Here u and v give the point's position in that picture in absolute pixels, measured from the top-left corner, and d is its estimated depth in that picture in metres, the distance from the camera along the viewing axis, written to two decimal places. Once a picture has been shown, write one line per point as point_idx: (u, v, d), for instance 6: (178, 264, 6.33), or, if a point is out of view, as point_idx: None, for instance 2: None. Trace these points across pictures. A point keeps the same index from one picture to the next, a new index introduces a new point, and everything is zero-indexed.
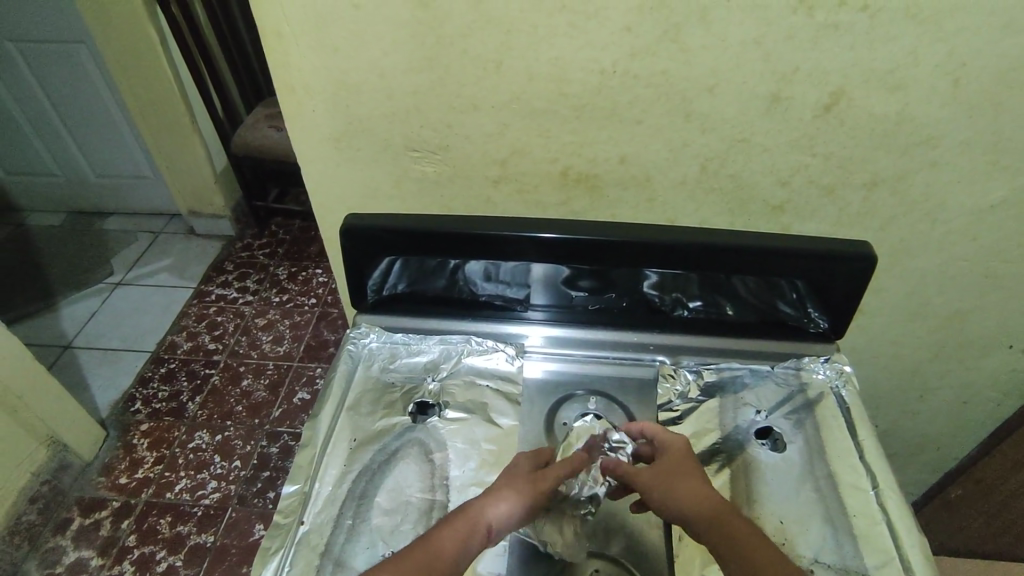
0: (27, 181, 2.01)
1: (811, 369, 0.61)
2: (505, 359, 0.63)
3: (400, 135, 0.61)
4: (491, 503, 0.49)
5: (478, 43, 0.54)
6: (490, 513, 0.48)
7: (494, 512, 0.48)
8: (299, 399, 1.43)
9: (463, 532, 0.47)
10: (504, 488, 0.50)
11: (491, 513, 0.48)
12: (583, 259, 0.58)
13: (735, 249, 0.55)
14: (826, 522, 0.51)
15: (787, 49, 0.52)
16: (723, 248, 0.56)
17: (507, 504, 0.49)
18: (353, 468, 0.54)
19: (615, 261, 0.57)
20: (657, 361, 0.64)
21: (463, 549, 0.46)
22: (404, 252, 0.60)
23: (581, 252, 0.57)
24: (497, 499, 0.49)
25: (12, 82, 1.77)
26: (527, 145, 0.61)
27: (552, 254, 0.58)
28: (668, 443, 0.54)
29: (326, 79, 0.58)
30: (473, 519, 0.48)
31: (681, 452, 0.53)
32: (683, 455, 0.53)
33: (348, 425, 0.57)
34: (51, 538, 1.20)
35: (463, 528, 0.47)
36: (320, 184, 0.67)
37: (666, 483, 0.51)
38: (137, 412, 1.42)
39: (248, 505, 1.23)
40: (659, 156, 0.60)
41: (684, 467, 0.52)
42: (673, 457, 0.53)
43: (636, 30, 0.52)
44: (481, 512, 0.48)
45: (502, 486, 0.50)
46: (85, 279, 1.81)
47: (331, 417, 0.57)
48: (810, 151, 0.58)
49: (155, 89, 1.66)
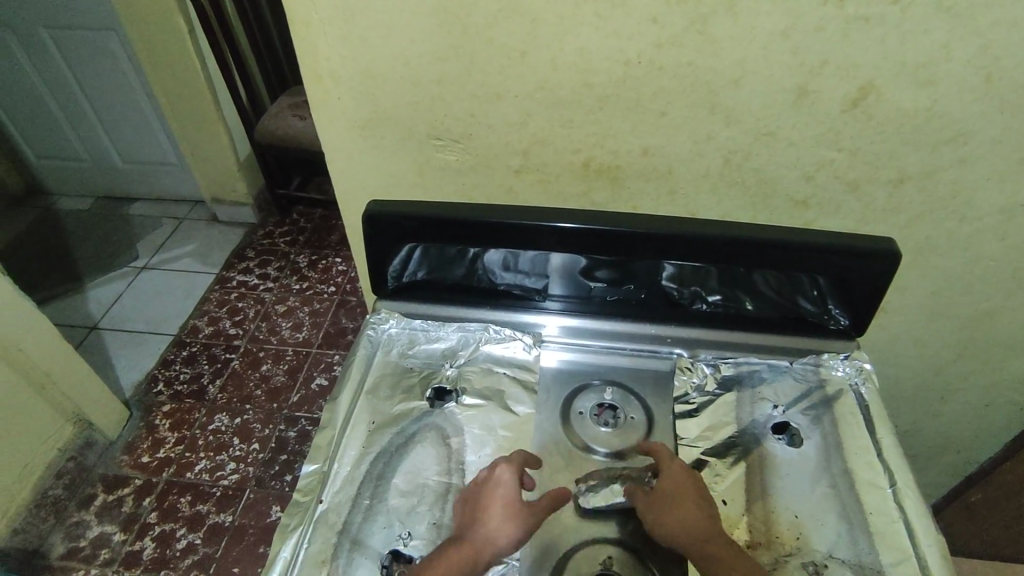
0: (58, 165, 2.06)
1: (830, 365, 0.60)
2: (523, 348, 0.63)
3: (424, 123, 0.62)
4: (498, 541, 0.48)
5: (505, 32, 0.54)
6: (496, 549, 0.48)
7: (493, 540, 0.48)
8: (317, 385, 1.45)
9: (460, 563, 0.47)
10: (495, 517, 0.49)
11: (498, 548, 0.48)
12: (600, 249, 0.59)
13: (751, 242, 0.56)
14: (841, 518, 0.51)
15: (815, 42, 0.51)
16: (739, 241, 0.56)
17: (513, 537, 0.49)
18: (372, 445, 0.55)
19: (629, 251, 0.59)
20: (674, 354, 0.64)
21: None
22: (427, 238, 0.62)
23: (597, 243, 0.59)
24: (501, 535, 0.49)
25: (46, 68, 1.81)
26: (550, 135, 0.61)
27: (568, 244, 0.59)
28: (662, 458, 0.53)
29: (353, 66, 0.58)
30: (472, 551, 0.48)
31: (681, 470, 0.52)
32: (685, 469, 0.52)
33: (367, 412, 0.58)
34: (76, 512, 1.23)
35: (460, 559, 0.47)
36: (344, 171, 0.67)
37: (664, 506, 0.50)
38: (160, 394, 1.45)
39: (266, 487, 1.26)
40: (682, 148, 0.60)
41: (685, 480, 0.51)
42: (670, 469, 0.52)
43: (662, 21, 0.52)
44: (488, 547, 0.48)
45: (501, 519, 0.49)
46: (111, 263, 1.84)
47: (349, 404, 0.58)
48: (836, 146, 0.58)
49: (182, 76, 1.67)
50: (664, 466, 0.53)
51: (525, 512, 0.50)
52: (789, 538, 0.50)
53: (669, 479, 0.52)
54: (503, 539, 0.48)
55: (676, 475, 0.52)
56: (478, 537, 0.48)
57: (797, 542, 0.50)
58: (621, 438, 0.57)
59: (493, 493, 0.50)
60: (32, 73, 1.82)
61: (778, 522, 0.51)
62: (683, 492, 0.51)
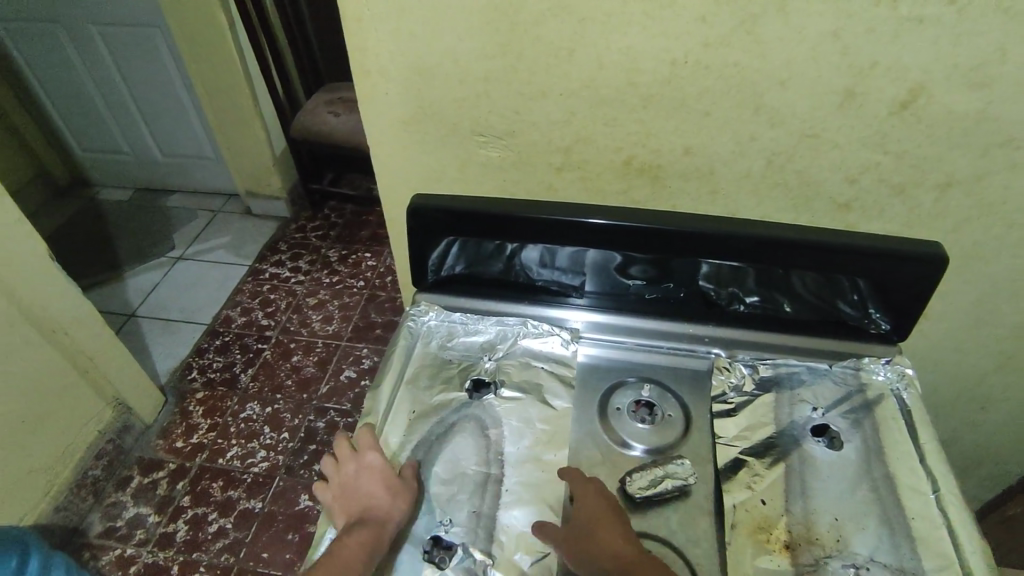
0: (100, 157, 2.12)
1: (871, 369, 0.60)
2: (561, 343, 0.64)
3: (469, 120, 0.63)
4: (383, 507, 0.52)
5: (553, 30, 0.54)
6: (383, 515, 0.51)
7: (391, 511, 0.51)
8: (347, 376, 1.47)
9: (365, 539, 0.50)
10: (379, 494, 0.52)
11: (385, 515, 0.51)
12: (639, 247, 0.60)
13: (790, 244, 0.56)
14: (883, 521, 0.51)
15: (866, 43, 0.51)
16: (777, 242, 0.56)
17: (395, 502, 0.52)
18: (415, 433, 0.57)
19: (668, 249, 0.59)
20: (712, 354, 0.64)
21: (370, 552, 0.49)
22: (465, 232, 0.63)
23: (636, 240, 0.60)
24: (383, 503, 0.52)
25: (92, 62, 1.86)
26: (593, 133, 0.61)
27: (604, 241, 0.60)
28: (579, 489, 0.52)
29: (402, 62, 0.59)
30: (375, 528, 0.50)
31: (595, 499, 0.51)
32: (599, 498, 0.51)
33: (408, 401, 0.59)
34: (113, 493, 1.27)
35: (366, 536, 0.50)
36: (388, 165, 0.69)
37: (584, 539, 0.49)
38: (194, 381, 1.49)
39: (295, 475, 1.28)
40: (724, 148, 0.60)
41: (599, 507, 0.51)
42: (586, 499, 0.51)
43: (710, 21, 0.52)
44: (376, 516, 0.51)
45: (379, 491, 0.52)
46: (149, 253, 1.89)
47: (391, 392, 0.59)
48: (881, 149, 0.57)
49: (222, 72, 1.71)
50: (580, 497, 0.51)
51: (402, 481, 0.53)
52: (829, 540, 0.50)
53: (586, 508, 0.51)
54: (400, 506, 0.52)
55: (591, 504, 0.51)
56: (375, 513, 0.51)
57: (837, 544, 0.50)
58: (659, 436, 0.57)
59: (367, 475, 0.53)
60: (79, 66, 1.88)
61: (817, 524, 0.51)
62: (601, 521, 0.50)
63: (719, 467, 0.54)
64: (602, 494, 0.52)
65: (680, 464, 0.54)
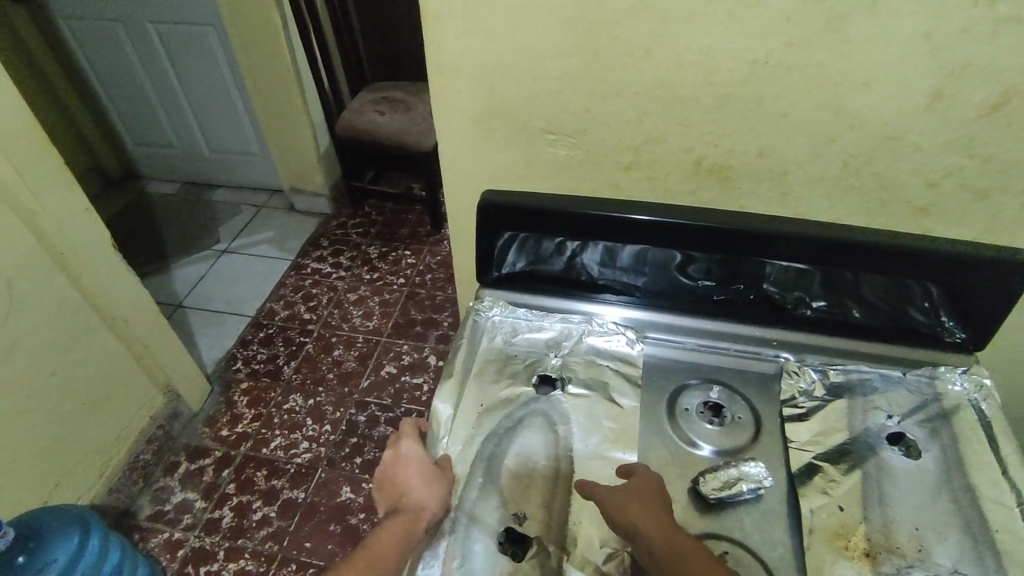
0: (151, 151, 2.18)
1: (947, 379, 0.59)
2: (626, 342, 0.64)
3: (540, 117, 0.62)
4: (415, 494, 0.52)
5: (633, 28, 0.54)
6: (416, 502, 0.51)
7: (425, 500, 0.51)
8: (387, 372, 1.49)
9: (402, 528, 0.50)
10: (416, 483, 0.52)
11: (418, 501, 0.51)
12: (702, 245, 0.60)
13: (861, 245, 0.56)
14: (965, 534, 0.49)
15: (959, 44, 0.49)
16: (847, 243, 0.56)
17: (427, 489, 0.52)
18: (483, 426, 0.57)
19: (731, 248, 0.59)
20: (780, 358, 0.63)
21: (406, 541, 0.49)
22: (529, 229, 0.63)
23: (697, 239, 0.59)
24: (416, 491, 0.52)
25: (147, 59, 1.92)
26: (665, 133, 0.61)
27: (665, 238, 0.60)
28: (634, 466, 0.53)
29: (477, 60, 0.59)
30: (409, 516, 0.50)
31: (647, 476, 0.52)
32: (653, 477, 0.52)
33: (479, 394, 0.59)
34: (161, 478, 1.31)
35: (401, 524, 0.50)
36: (454, 162, 0.69)
37: (624, 503, 0.50)
38: (238, 371, 1.52)
39: (337, 467, 1.30)
40: (800, 151, 0.59)
41: (649, 483, 0.51)
42: (638, 474, 0.52)
43: (796, 20, 0.51)
44: (409, 504, 0.51)
45: (412, 480, 0.53)
46: (195, 245, 1.94)
47: (457, 387, 0.60)
48: (967, 152, 0.55)
49: (271, 71, 1.74)
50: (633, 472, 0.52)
51: (439, 473, 0.53)
52: (909, 550, 0.49)
53: (636, 480, 0.52)
54: (434, 495, 0.51)
55: (642, 479, 0.52)
56: (408, 502, 0.51)
57: (918, 554, 0.48)
58: (729, 437, 0.57)
59: (403, 465, 0.54)
60: (135, 63, 1.94)
61: (897, 533, 0.50)
62: (647, 494, 0.50)
63: (793, 470, 0.54)
64: (655, 475, 0.52)
65: (751, 466, 0.54)
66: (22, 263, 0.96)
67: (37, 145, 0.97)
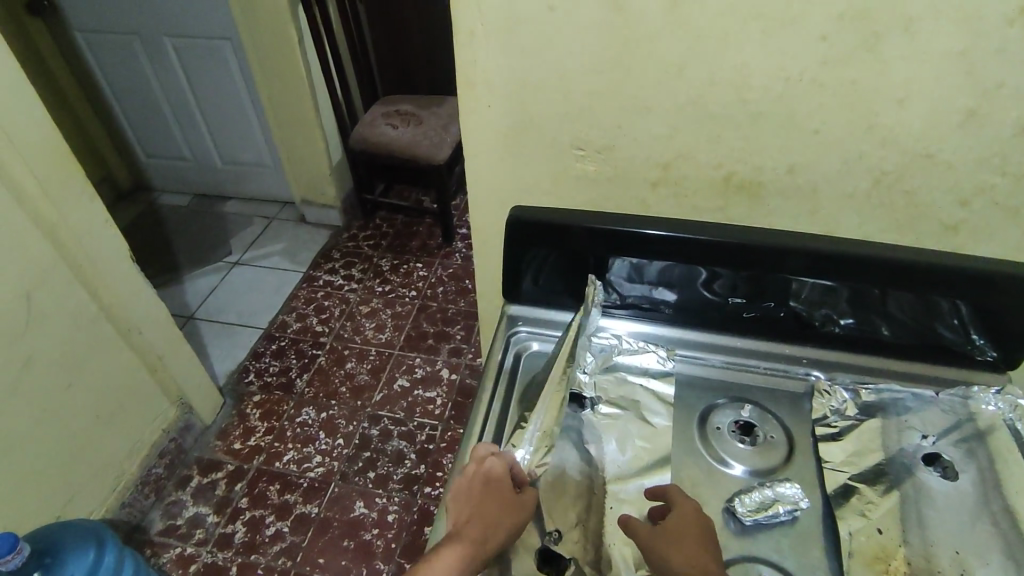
0: (163, 162, 2.19)
1: (980, 400, 0.57)
2: (656, 359, 0.63)
3: (569, 133, 0.62)
4: (491, 517, 0.51)
5: (667, 45, 0.54)
6: (489, 524, 0.50)
7: (501, 526, 0.50)
8: (400, 386, 1.49)
9: (464, 552, 0.49)
10: (488, 506, 0.51)
11: (491, 524, 0.50)
12: (722, 261, 0.59)
13: (882, 262, 0.55)
14: (1008, 559, 0.49)
15: (995, 63, 0.49)
16: (865, 258, 0.56)
17: (501, 514, 0.51)
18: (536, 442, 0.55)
19: (751, 265, 0.59)
20: (812, 376, 0.64)
21: (465, 567, 0.48)
22: (552, 244, 0.64)
23: (717, 255, 0.59)
24: (491, 514, 0.51)
25: (162, 72, 1.93)
26: (695, 150, 0.61)
27: (685, 253, 0.60)
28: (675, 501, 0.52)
29: (508, 76, 0.59)
30: (481, 534, 0.50)
31: (690, 514, 0.51)
32: (694, 514, 0.51)
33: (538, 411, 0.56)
34: (173, 492, 1.30)
35: (472, 539, 0.49)
36: (481, 177, 0.69)
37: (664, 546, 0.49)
38: (251, 384, 1.52)
39: (350, 482, 1.30)
40: (831, 167, 0.59)
41: (691, 521, 0.50)
42: (680, 511, 0.51)
43: (832, 39, 0.51)
44: (481, 523, 0.50)
45: (491, 500, 0.52)
46: (207, 257, 1.94)
47: (481, 428, 0.61)
48: (999, 171, 0.55)
49: (286, 84, 1.75)
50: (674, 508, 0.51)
51: (516, 505, 0.52)
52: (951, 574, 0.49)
53: (677, 518, 0.51)
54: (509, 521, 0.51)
55: (684, 516, 0.51)
56: (485, 522, 0.50)
57: None
58: (761, 457, 0.58)
59: (483, 482, 0.53)
60: (149, 75, 1.95)
61: (938, 556, 0.50)
62: (688, 534, 0.50)
63: (829, 492, 0.54)
64: (698, 512, 0.51)
65: (788, 487, 0.54)
66: (41, 275, 0.97)
67: (59, 157, 0.97)
